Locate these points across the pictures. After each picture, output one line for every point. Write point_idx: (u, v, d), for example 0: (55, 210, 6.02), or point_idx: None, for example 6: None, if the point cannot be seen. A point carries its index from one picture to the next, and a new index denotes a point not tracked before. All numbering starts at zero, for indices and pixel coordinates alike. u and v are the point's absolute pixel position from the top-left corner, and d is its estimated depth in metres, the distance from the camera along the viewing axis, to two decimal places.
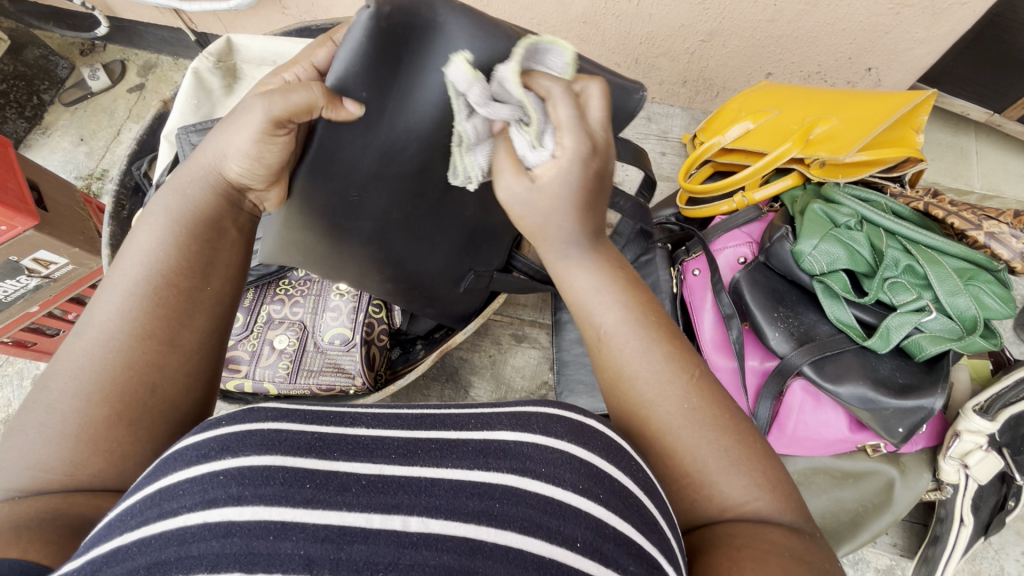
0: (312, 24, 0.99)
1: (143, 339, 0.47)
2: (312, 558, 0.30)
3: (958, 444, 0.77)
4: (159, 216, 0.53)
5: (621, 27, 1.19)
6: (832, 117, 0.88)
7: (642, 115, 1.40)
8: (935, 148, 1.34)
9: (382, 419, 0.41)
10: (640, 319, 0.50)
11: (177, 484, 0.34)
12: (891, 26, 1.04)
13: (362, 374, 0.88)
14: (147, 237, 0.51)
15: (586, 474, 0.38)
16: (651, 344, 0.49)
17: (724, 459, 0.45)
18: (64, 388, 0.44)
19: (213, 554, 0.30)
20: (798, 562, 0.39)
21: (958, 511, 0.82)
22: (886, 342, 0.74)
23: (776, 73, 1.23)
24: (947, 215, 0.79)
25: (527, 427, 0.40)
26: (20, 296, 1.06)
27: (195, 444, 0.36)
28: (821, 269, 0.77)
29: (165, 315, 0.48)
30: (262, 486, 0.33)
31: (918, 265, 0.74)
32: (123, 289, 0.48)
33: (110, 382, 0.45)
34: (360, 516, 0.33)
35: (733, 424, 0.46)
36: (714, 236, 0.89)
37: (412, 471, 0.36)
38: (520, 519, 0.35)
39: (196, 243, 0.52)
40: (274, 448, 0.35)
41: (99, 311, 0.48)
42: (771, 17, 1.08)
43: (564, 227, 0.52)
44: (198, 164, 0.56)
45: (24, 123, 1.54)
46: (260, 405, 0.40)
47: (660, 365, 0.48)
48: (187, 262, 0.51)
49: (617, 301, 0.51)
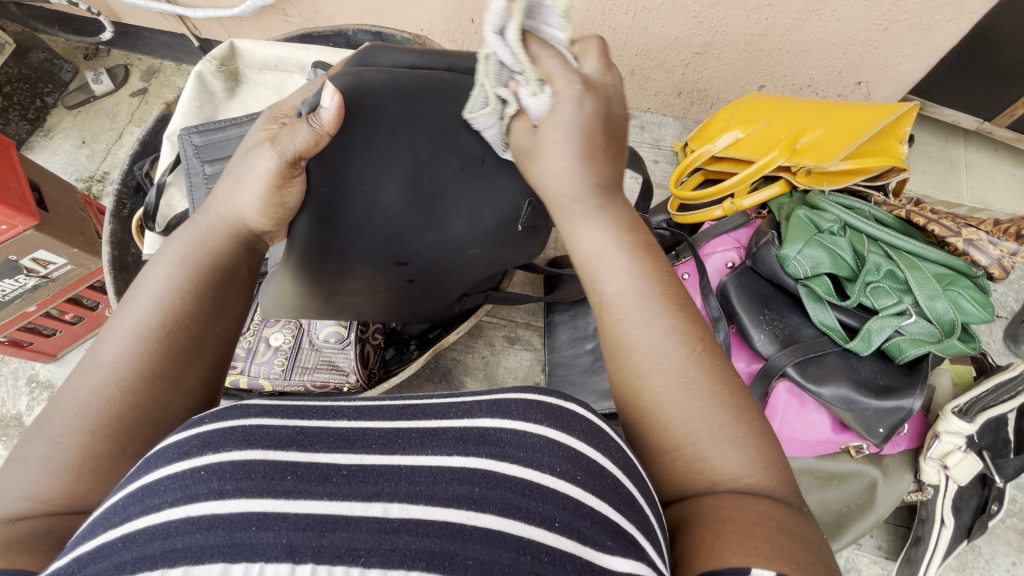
0: (314, 31, 1.01)
1: (151, 380, 0.48)
2: (294, 546, 0.31)
3: (938, 445, 0.79)
4: (175, 263, 0.53)
5: (617, 38, 1.22)
6: (817, 127, 0.90)
7: (636, 125, 1.42)
8: (925, 161, 1.36)
9: (364, 411, 0.42)
10: (649, 286, 0.49)
11: (158, 481, 0.35)
12: (880, 41, 1.07)
13: (355, 371, 0.89)
14: (156, 277, 0.52)
15: (564, 457, 0.39)
16: (658, 314, 0.48)
17: (726, 442, 0.44)
18: (68, 422, 0.45)
19: (197, 546, 0.31)
20: (784, 532, 0.40)
21: (938, 512, 0.82)
22: (867, 345, 0.75)
23: (769, 86, 1.25)
24: (928, 221, 0.81)
25: (506, 414, 0.41)
26: (18, 294, 1.08)
27: (178, 443, 0.37)
28: (806, 272, 0.78)
29: (173, 356, 0.49)
30: (243, 480, 0.34)
31: (899, 271, 0.76)
32: (130, 330, 0.49)
33: (114, 418, 0.46)
34: (342, 505, 0.34)
35: (742, 424, 0.45)
36: (703, 241, 0.90)
37: (393, 460, 0.38)
38: (499, 502, 0.35)
39: (206, 286, 0.52)
40: (255, 444, 0.37)
41: (103, 350, 0.48)
42: (763, 31, 1.11)
43: (576, 181, 0.51)
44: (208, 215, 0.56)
45: (26, 125, 1.55)
46: (244, 403, 0.41)
47: (663, 336, 0.47)
48: (198, 305, 0.51)
49: (628, 266, 0.50)
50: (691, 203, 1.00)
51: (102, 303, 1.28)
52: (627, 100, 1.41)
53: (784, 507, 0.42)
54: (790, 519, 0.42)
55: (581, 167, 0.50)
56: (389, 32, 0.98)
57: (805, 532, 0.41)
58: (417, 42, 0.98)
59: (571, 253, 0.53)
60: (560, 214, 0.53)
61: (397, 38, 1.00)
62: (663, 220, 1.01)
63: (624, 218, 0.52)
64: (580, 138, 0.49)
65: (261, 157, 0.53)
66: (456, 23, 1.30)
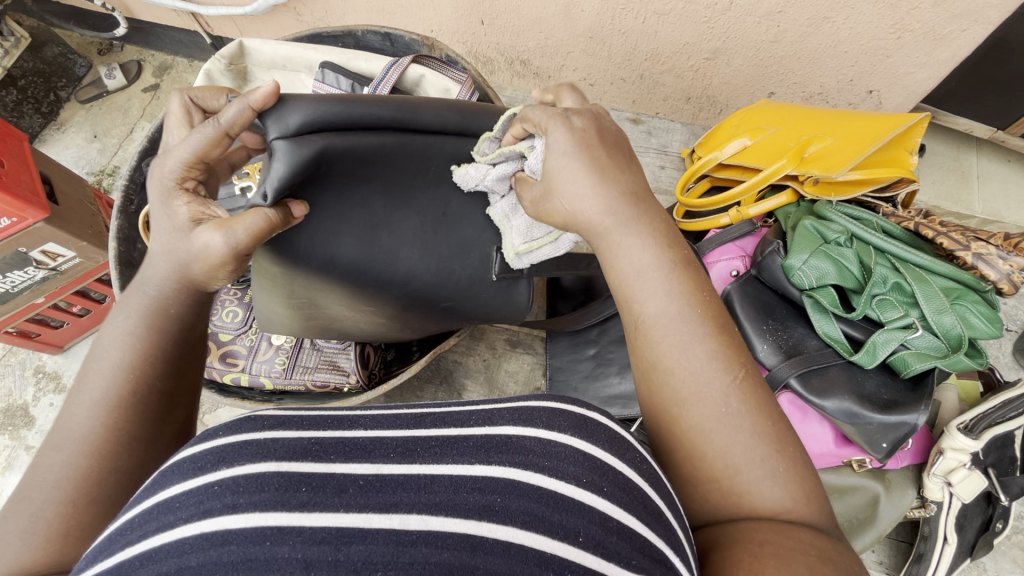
0: (322, 31, 1.01)
1: (130, 444, 0.49)
2: (310, 561, 0.31)
3: (942, 462, 0.78)
4: (122, 336, 0.53)
5: (627, 43, 1.21)
6: (826, 137, 0.89)
7: (642, 130, 1.42)
8: (936, 171, 1.35)
9: (381, 421, 0.41)
10: (690, 307, 0.48)
11: (172, 497, 0.35)
12: (893, 50, 1.06)
13: (356, 373, 0.88)
14: (109, 342, 0.52)
15: (589, 467, 0.39)
16: (700, 337, 0.47)
17: (765, 468, 0.44)
18: (46, 496, 0.45)
19: (212, 562, 0.31)
20: (825, 561, 0.39)
21: (941, 529, 0.81)
22: (872, 358, 0.74)
23: (778, 93, 1.25)
24: (936, 235, 0.80)
25: (530, 421, 0.41)
26: (26, 286, 1.09)
27: (192, 456, 0.37)
28: (810, 283, 0.78)
29: (143, 419, 0.50)
30: (256, 493, 0.34)
31: (906, 284, 0.75)
32: (95, 401, 0.49)
33: (93, 487, 0.47)
34: (358, 517, 0.34)
35: (779, 434, 0.45)
36: (708, 249, 0.90)
37: (412, 469, 0.37)
38: (523, 513, 0.36)
39: (164, 346, 0.54)
40: (269, 456, 0.36)
41: (70, 421, 0.49)
42: (774, 38, 1.10)
43: (603, 201, 0.52)
44: (144, 279, 0.56)
45: (40, 118, 1.58)
46: (258, 412, 0.40)
47: (705, 363, 0.47)
48: (161, 367, 0.53)
49: (666, 287, 0.49)
50: (697, 210, 1.00)
51: (109, 296, 1.29)
52: (635, 105, 1.41)
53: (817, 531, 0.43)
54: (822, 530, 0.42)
55: (597, 189, 0.52)
56: (397, 34, 0.98)
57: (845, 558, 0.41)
58: (425, 43, 0.99)
59: (609, 274, 0.53)
60: (595, 237, 0.54)
61: (405, 39, 1.01)
62: None
63: (657, 223, 0.52)
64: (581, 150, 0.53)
65: (211, 237, 0.54)
66: (466, 25, 1.30)
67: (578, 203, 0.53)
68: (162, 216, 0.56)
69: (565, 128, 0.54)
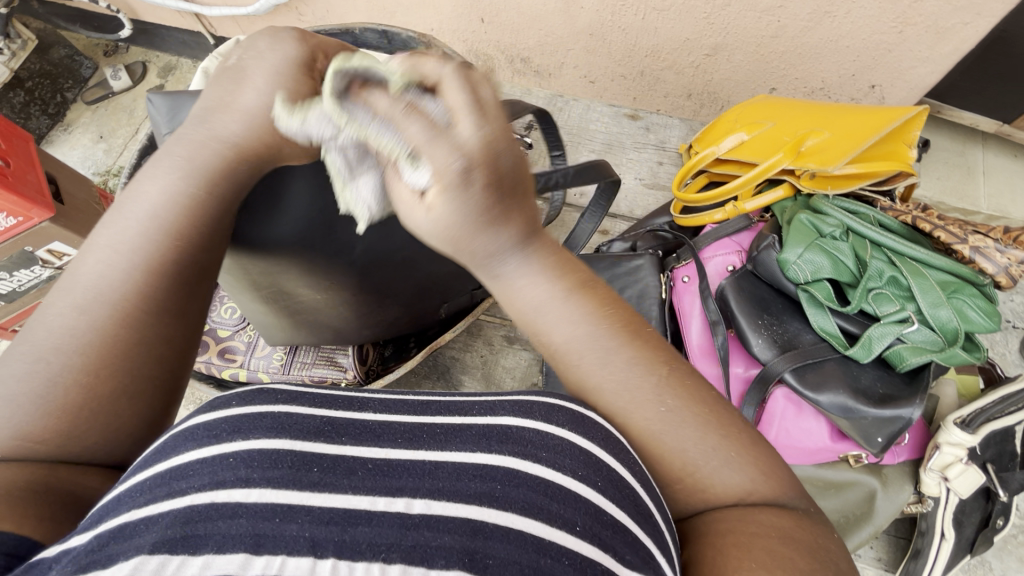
0: (320, 30, 1.02)
1: (103, 380, 0.42)
2: (316, 540, 0.31)
3: (939, 456, 0.77)
4: (121, 252, 0.46)
5: (627, 39, 1.21)
6: (823, 130, 0.89)
7: (641, 125, 1.40)
8: (940, 166, 1.34)
9: (390, 406, 0.43)
10: (601, 325, 0.45)
11: (188, 464, 0.34)
12: (895, 44, 1.06)
13: (353, 368, 0.89)
14: (158, 196, 0.48)
15: (585, 462, 0.39)
16: (615, 349, 0.45)
17: (719, 459, 0.43)
18: (65, 360, 0.42)
19: (220, 535, 0.31)
20: (794, 547, 0.40)
21: (939, 525, 0.80)
22: (867, 352, 0.74)
23: (780, 88, 1.24)
24: (934, 228, 0.79)
25: (530, 413, 0.42)
26: (35, 285, 1.13)
27: (207, 424, 0.37)
28: (806, 278, 0.77)
29: (126, 351, 0.43)
30: (270, 469, 0.34)
31: (902, 277, 0.75)
32: (77, 322, 0.43)
33: (118, 356, 0.43)
34: (365, 499, 0.34)
35: (718, 418, 0.44)
36: (703, 245, 0.89)
37: (416, 455, 0.38)
38: (522, 501, 0.36)
39: (216, 217, 0.50)
40: (283, 433, 0.37)
41: (96, 276, 0.45)
42: (774, 33, 1.10)
43: (494, 243, 0.42)
44: (206, 138, 0.51)
45: (47, 120, 1.59)
46: (272, 387, 0.41)
47: (627, 371, 0.44)
48: (157, 298, 0.45)
49: (575, 312, 0.45)
50: (694, 205, 0.99)
51: None
52: (636, 102, 1.40)
53: (785, 511, 0.42)
54: (792, 525, 0.41)
55: (494, 230, 0.41)
56: (394, 31, 0.99)
57: (814, 538, 0.41)
58: (422, 41, 0.99)
59: (505, 304, 0.47)
60: (481, 271, 0.45)
61: (402, 36, 1.01)
62: (666, 222, 0.99)
63: (557, 251, 0.46)
64: (478, 215, 0.39)
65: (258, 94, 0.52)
66: (466, 23, 1.30)
67: (484, 240, 0.41)
68: (277, 77, 0.51)
69: (458, 200, 0.37)
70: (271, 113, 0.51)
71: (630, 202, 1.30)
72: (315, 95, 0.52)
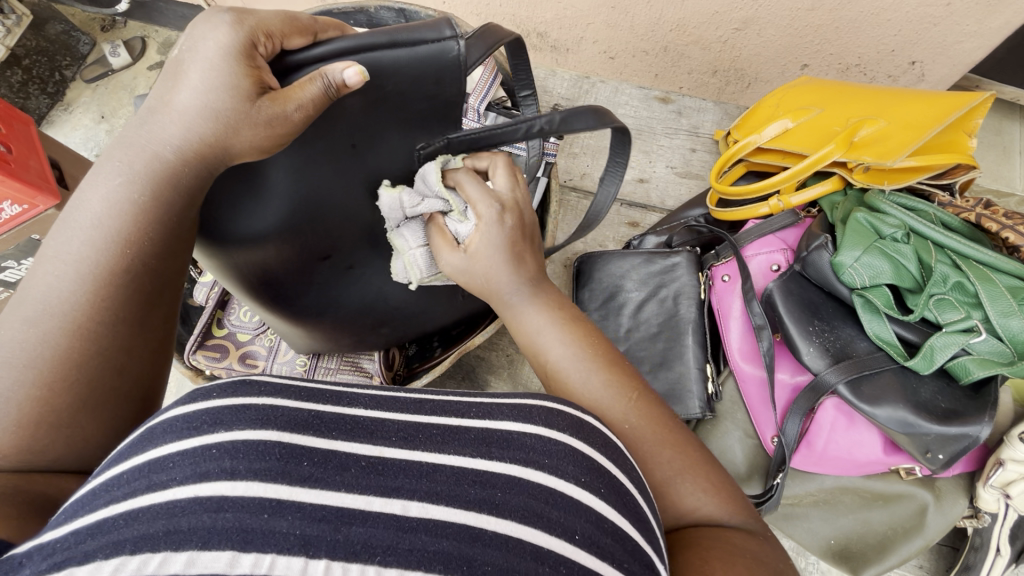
0: (334, 8, 0.96)
1: (71, 390, 0.42)
2: (309, 539, 0.28)
3: (1001, 473, 0.74)
4: (68, 263, 0.44)
5: (651, 12, 1.14)
6: (878, 119, 0.84)
7: (672, 109, 1.34)
8: (978, 146, 1.28)
9: (378, 401, 0.38)
10: (579, 349, 0.55)
11: (166, 456, 0.31)
12: (941, 17, 0.99)
13: (379, 374, 0.87)
14: (101, 208, 0.46)
15: (586, 468, 0.37)
16: (593, 371, 0.53)
17: (683, 481, 0.47)
18: (16, 377, 0.41)
19: (205, 529, 0.28)
20: (759, 563, 0.42)
21: (994, 541, 0.80)
22: (928, 363, 0.70)
23: (813, 65, 1.17)
24: (1001, 228, 0.75)
25: (528, 418, 0.39)
26: None
27: (184, 415, 0.33)
28: (863, 283, 0.74)
29: (96, 366, 0.43)
30: (257, 461, 0.31)
31: (968, 283, 0.71)
32: (41, 340, 0.42)
33: (74, 372, 0.42)
34: (359, 498, 0.31)
35: (684, 452, 0.49)
36: (746, 242, 0.86)
37: (413, 455, 0.35)
38: (521, 509, 0.34)
39: (166, 228, 0.48)
40: (270, 424, 0.33)
41: (47, 291, 0.43)
42: (811, 5, 1.03)
43: (508, 279, 0.60)
44: (143, 143, 0.47)
45: (46, 99, 1.54)
46: (254, 377, 0.36)
47: (602, 390, 0.51)
48: (121, 313, 0.45)
49: (560, 337, 0.56)
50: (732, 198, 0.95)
51: None
52: (659, 79, 1.33)
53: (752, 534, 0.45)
54: (758, 548, 0.44)
55: (510, 268, 0.60)
56: (414, 10, 0.92)
57: (772, 559, 0.43)
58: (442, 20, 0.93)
59: (517, 337, 0.60)
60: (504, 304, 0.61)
61: (421, 15, 0.95)
62: (701, 215, 0.96)
63: (555, 298, 0.60)
64: (504, 246, 0.61)
65: (190, 99, 0.46)
66: None
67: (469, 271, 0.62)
68: (213, 73, 0.46)
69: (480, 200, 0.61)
70: (212, 115, 0.46)
71: (660, 191, 1.26)
72: (260, 96, 0.47)
